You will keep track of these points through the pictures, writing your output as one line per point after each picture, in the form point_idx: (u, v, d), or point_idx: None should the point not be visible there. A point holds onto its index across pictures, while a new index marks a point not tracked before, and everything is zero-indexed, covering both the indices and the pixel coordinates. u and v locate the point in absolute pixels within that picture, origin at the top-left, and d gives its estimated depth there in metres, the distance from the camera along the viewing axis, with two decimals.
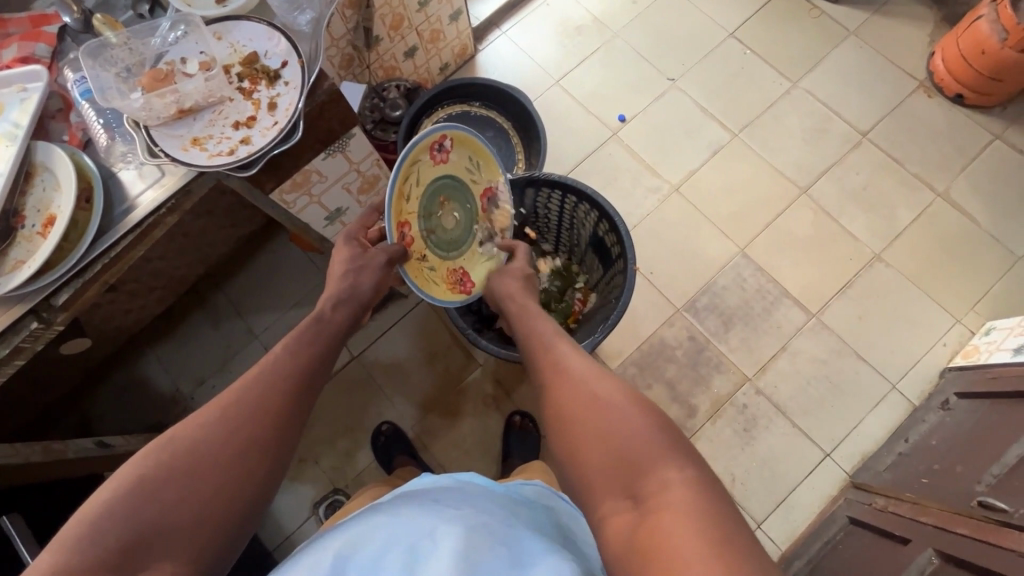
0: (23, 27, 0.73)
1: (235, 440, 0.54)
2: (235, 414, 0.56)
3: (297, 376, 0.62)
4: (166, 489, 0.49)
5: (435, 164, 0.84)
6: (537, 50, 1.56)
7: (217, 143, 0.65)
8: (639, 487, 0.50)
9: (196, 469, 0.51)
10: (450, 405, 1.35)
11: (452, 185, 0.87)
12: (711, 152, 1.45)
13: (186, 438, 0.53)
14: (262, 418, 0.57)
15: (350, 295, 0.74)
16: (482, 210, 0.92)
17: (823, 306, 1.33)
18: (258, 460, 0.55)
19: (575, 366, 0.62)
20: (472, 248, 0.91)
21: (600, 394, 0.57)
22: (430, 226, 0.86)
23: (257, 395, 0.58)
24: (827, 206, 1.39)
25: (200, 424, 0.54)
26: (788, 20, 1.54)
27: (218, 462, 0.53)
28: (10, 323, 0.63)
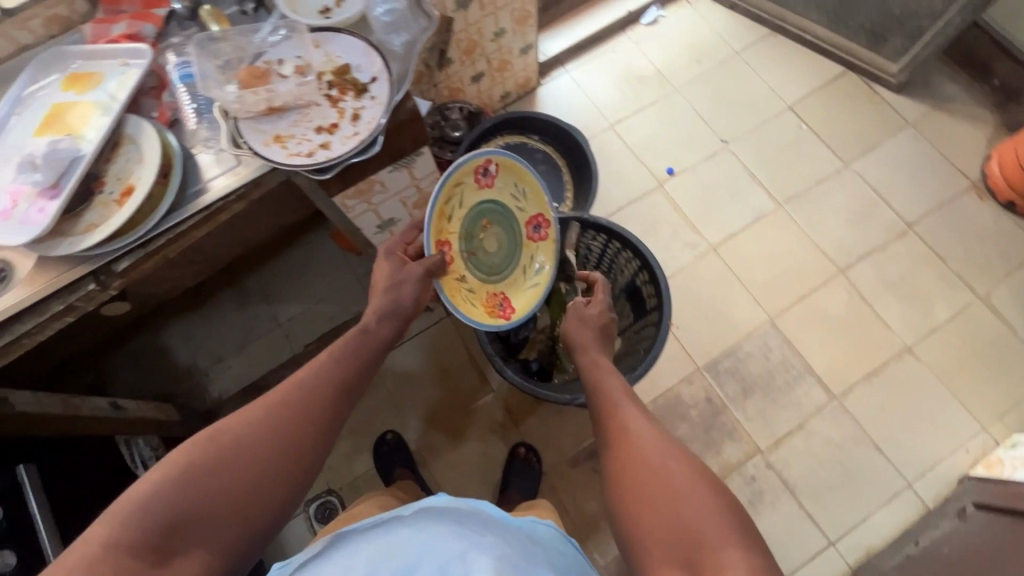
0: (135, 6, 0.78)
1: (277, 441, 0.58)
2: (279, 415, 0.59)
3: (338, 385, 0.66)
4: (214, 480, 0.52)
5: (478, 189, 0.86)
6: (596, 93, 1.60)
7: (297, 143, 0.66)
8: (700, 563, 0.50)
9: (241, 463, 0.55)
10: (456, 425, 1.35)
11: (495, 209, 0.90)
12: (754, 219, 1.46)
13: (232, 434, 0.56)
14: (304, 421, 0.60)
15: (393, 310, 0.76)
16: (528, 236, 0.93)
17: (846, 390, 1.31)
18: (296, 460, 0.58)
19: (643, 434, 0.64)
20: (514, 273, 0.94)
21: (669, 465, 0.58)
22: (472, 248, 0.89)
23: (301, 398, 0.62)
24: (863, 290, 1.38)
25: (247, 420, 0.58)
26: (847, 102, 1.56)
27: (258, 458, 0.56)
28: (69, 282, 0.66)
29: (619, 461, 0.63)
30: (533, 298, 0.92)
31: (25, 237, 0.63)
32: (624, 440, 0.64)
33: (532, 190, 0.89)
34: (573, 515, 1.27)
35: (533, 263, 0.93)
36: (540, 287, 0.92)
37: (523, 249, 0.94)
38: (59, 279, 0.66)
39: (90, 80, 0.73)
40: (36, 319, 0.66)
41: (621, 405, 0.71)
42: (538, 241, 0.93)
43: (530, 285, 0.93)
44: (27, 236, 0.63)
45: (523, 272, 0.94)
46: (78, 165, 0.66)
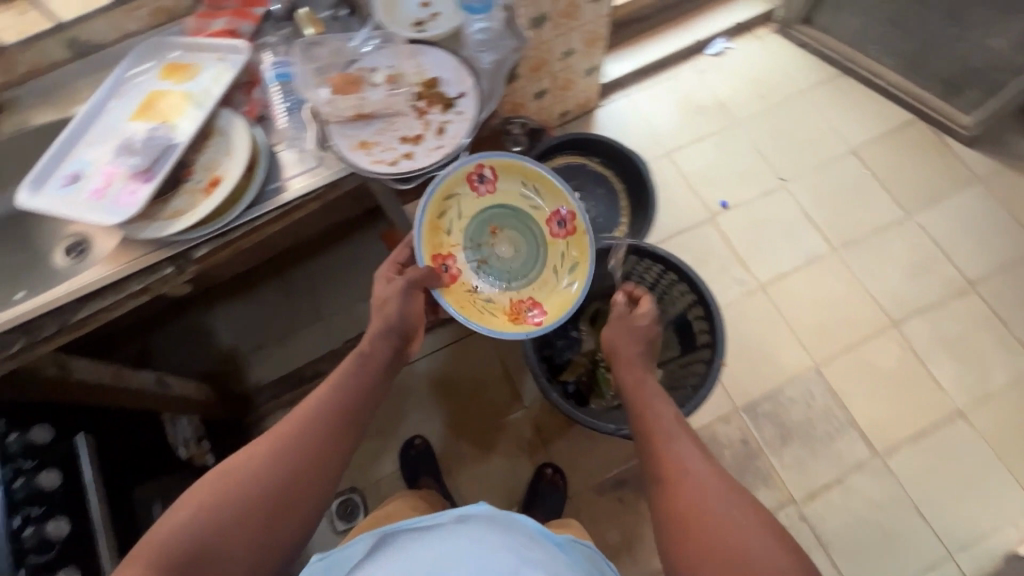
0: (235, 4, 0.81)
1: (288, 461, 0.62)
2: (286, 448, 0.63)
3: (346, 403, 0.69)
4: (231, 502, 0.58)
5: (476, 196, 0.87)
6: (655, 119, 1.60)
7: (382, 151, 0.67)
8: None
9: (254, 483, 0.60)
10: (485, 438, 1.34)
11: (504, 214, 0.90)
12: (806, 261, 1.42)
13: (246, 460, 0.61)
14: (312, 440, 0.64)
15: (398, 327, 0.75)
16: (550, 234, 0.91)
17: (891, 449, 1.26)
18: (309, 476, 0.63)
19: (704, 473, 0.64)
20: (538, 275, 0.91)
21: (740, 520, 0.58)
22: (484, 258, 0.91)
23: (305, 430, 0.65)
24: (916, 345, 1.33)
25: (257, 456, 0.62)
26: (914, 150, 1.51)
27: (271, 478, 0.60)
28: (149, 264, 0.68)
29: (677, 500, 0.63)
30: (564, 299, 0.88)
31: (117, 218, 0.66)
32: (684, 477, 0.64)
33: (540, 187, 0.88)
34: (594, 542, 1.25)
35: (558, 260, 0.91)
36: (569, 286, 0.89)
37: (548, 249, 0.91)
38: (141, 260, 0.68)
39: (188, 71, 0.76)
40: (116, 296, 0.68)
41: (675, 435, 0.70)
42: (559, 239, 0.90)
43: (561, 285, 0.89)
44: (119, 217, 0.66)
45: (550, 273, 0.91)
46: (171, 153, 0.69)
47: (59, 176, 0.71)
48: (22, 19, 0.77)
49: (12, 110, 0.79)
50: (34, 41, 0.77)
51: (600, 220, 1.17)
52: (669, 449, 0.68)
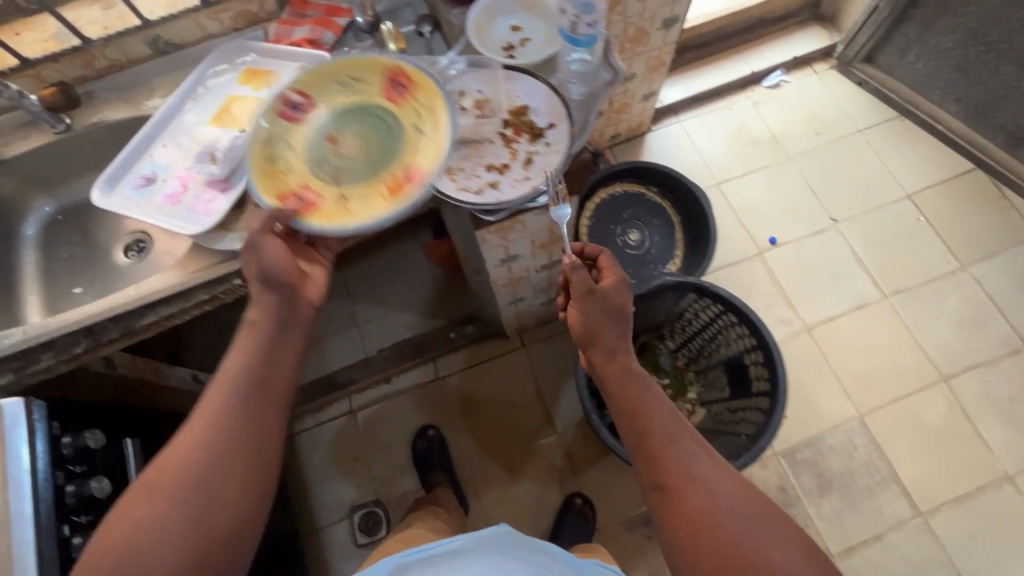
0: (318, 13, 0.80)
1: (192, 495, 0.53)
2: (192, 459, 0.55)
3: (238, 403, 0.58)
4: (141, 556, 0.49)
5: (296, 124, 0.67)
6: (706, 148, 1.58)
7: (466, 177, 0.66)
8: None
9: (154, 533, 0.51)
10: (513, 461, 1.32)
11: (339, 120, 0.68)
12: (855, 306, 1.39)
13: (135, 514, 0.51)
14: (211, 458, 0.55)
15: (281, 287, 0.64)
16: (395, 103, 0.67)
17: (933, 509, 1.22)
18: (226, 498, 0.55)
19: (711, 478, 0.59)
20: (408, 145, 0.65)
21: (763, 534, 0.55)
22: (337, 169, 0.66)
23: (207, 433, 0.56)
24: (965, 403, 1.29)
25: (162, 479, 0.53)
26: (971, 200, 1.47)
27: (178, 520, 0.52)
28: (217, 276, 0.67)
29: (689, 511, 0.57)
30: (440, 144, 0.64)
31: (194, 228, 0.65)
32: (692, 485, 0.58)
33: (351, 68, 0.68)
34: None
35: (420, 116, 0.66)
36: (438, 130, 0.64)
37: (402, 118, 0.67)
38: (208, 270, 0.66)
39: (268, 78, 0.75)
40: (182, 304, 0.68)
41: (669, 430, 0.63)
42: (401, 100, 0.67)
43: (432, 140, 0.65)
44: (197, 227, 0.65)
45: (416, 132, 0.66)
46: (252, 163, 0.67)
47: (134, 176, 0.71)
48: (109, 14, 0.77)
49: (88, 103, 0.78)
50: (118, 35, 0.76)
51: (654, 252, 1.14)
52: (673, 458, 0.61)
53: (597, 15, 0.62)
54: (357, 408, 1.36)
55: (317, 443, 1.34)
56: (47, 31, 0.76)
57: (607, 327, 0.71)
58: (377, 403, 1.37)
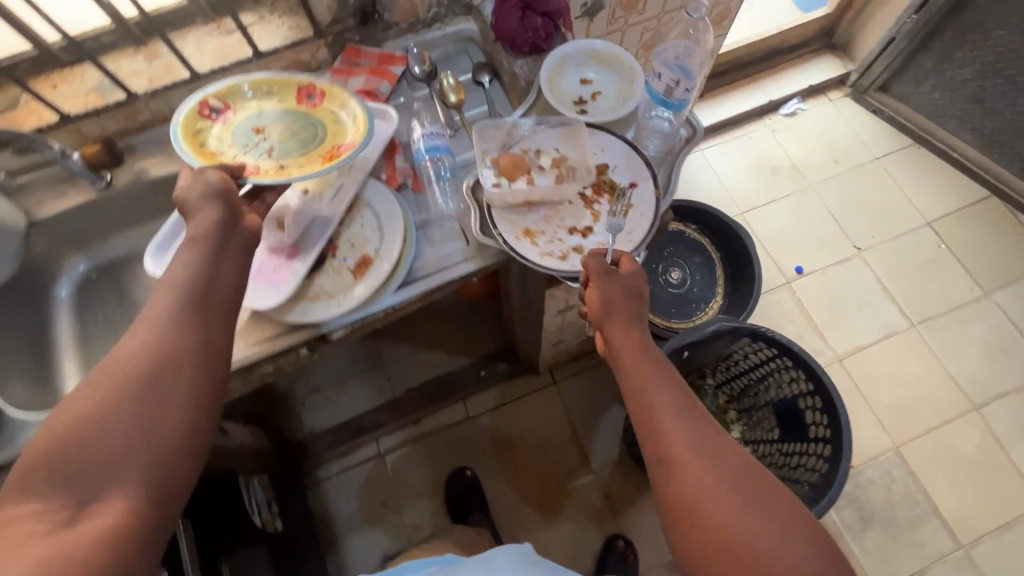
0: (371, 61, 0.77)
1: (140, 389, 0.47)
2: (132, 362, 0.48)
3: (190, 298, 0.53)
4: (82, 447, 0.44)
5: (224, 122, 0.66)
6: (728, 177, 1.58)
7: (548, 241, 0.63)
8: None
9: (94, 431, 0.44)
10: (550, 502, 1.28)
11: (267, 115, 0.68)
12: (884, 336, 1.39)
13: (76, 410, 0.45)
14: (162, 354, 0.49)
15: (232, 207, 0.60)
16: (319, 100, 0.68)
17: (974, 541, 1.22)
18: (179, 396, 0.48)
19: (718, 455, 0.50)
20: (327, 128, 0.66)
21: (777, 534, 0.45)
22: (269, 152, 0.66)
23: (150, 334, 0.49)
24: (998, 432, 1.30)
25: (98, 384, 0.47)
26: (990, 227, 1.49)
27: (127, 416, 0.46)
28: (283, 348, 0.62)
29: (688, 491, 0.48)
30: (360, 122, 0.65)
31: (265, 300, 0.61)
32: (695, 462, 0.49)
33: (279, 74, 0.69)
34: None
35: (337, 105, 0.68)
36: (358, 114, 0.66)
37: (327, 110, 0.68)
38: (275, 342, 0.62)
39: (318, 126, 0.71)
40: (245, 380, 0.63)
41: (679, 406, 0.53)
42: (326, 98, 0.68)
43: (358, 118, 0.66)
44: (267, 300, 0.61)
45: (336, 119, 0.67)
46: (322, 227, 0.65)
47: None
48: (153, 64, 0.73)
49: (129, 157, 0.76)
50: (164, 88, 0.74)
51: (696, 291, 1.13)
52: (681, 433, 0.51)
53: (695, 83, 0.65)
54: (385, 451, 1.32)
55: (345, 488, 1.29)
56: (87, 83, 0.72)
57: (618, 302, 0.59)
58: (406, 445, 1.32)
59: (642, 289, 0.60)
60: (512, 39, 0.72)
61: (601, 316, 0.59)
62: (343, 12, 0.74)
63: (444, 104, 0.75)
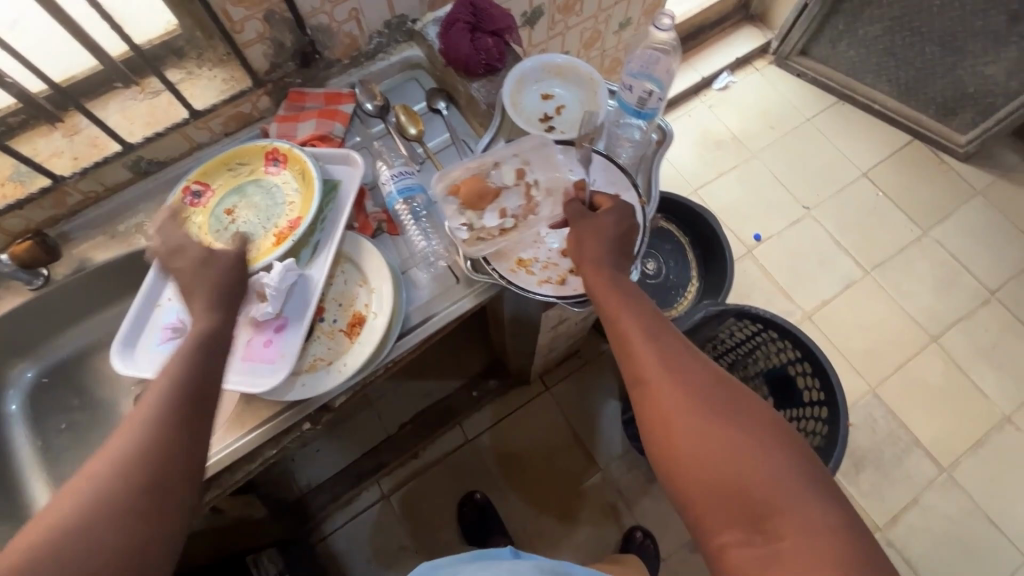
0: (318, 103, 0.73)
1: (129, 508, 0.41)
2: (124, 468, 0.43)
3: (185, 393, 0.48)
4: (51, 573, 0.38)
5: (197, 208, 0.66)
6: (676, 157, 1.62)
7: (543, 268, 0.64)
8: (766, 521, 0.44)
9: (68, 553, 0.39)
10: (564, 508, 1.28)
11: (237, 195, 0.67)
12: (844, 286, 1.47)
13: (56, 523, 0.40)
14: (156, 459, 0.44)
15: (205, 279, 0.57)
16: (282, 173, 0.67)
17: (954, 462, 1.31)
18: (171, 510, 0.44)
19: (685, 373, 0.53)
20: (286, 203, 0.65)
21: (740, 437, 0.48)
22: (235, 233, 0.65)
23: (146, 434, 0.45)
24: (957, 358, 1.40)
25: (85, 494, 0.41)
26: (918, 170, 1.60)
27: (110, 538, 0.40)
28: (285, 427, 0.59)
29: (656, 406, 0.52)
30: (312, 189, 0.64)
31: (260, 382, 0.56)
32: (660, 381, 0.52)
33: (244, 154, 0.68)
34: None
35: (294, 177, 0.66)
36: (311, 183, 0.64)
37: (288, 184, 0.66)
38: (275, 424, 0.58)
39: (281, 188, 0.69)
40: (248, 468, 0.59)
41: (652, 332, 0.56)
42: (287, 171, 0.67)
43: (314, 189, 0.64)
44: (261, 380, 0.56)
45: (295, 190, 0.66)
46: (305, 291, 0.61)
47: (156, 332, 0.62)
48: (75, 140, 0.67)
49: (65, 246, 0.69)
50: (95, 166, 0.66)
51: (673, 278, 1.15)
52: (655, 357, 0.54)
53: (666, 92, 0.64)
54: (390, 492, 1.28)
55: (356, 538, 1.24)
56: (2, 173, 0.65)
57: (587, 241, 0.60)
58: (410, 482, 1.29)
59: (618, 230, 0.61)
60: (465, 63, 0.69)
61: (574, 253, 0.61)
62: (281, 57, 0.69)
63: (405, 138, 0.72)
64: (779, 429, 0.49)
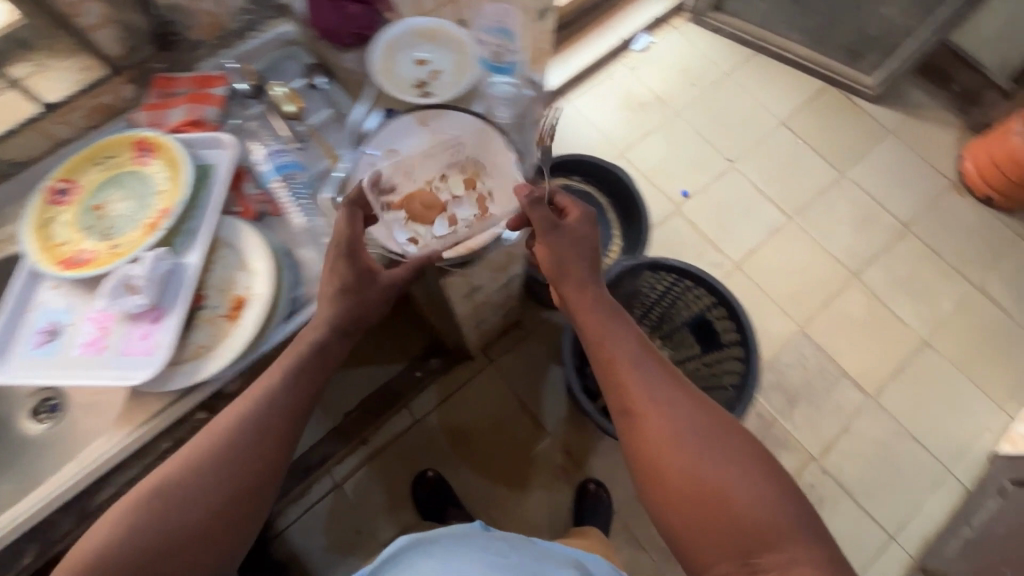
0: (188, 88, 0.71)
1: (233, 489, 0.55)
2: (226, 458, 0.55)
3: (273, 413, 0.58)
4: (172, 521, 0.52)
5: (64, 205, 0.64)
6: (601, 121, 1.63)
7: (429, 238, 0.65)
8: (752, 547, 0.54)
9: (187, 510, 0.53)
10: (516, 476, 1.30)
11: (105, 189, 0.65)
12: (769, 233, 1.52)
13: (182, 477, 0.54)
14: (250, 461, 0.56)
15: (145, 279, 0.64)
16: (151, 163, 0.65)
17: (879, 388, 1.39)
18: (253, 505, 0.56)
19: (674, 413, 0.61)
20: (156, 193, 0.63)
21: (729, 472, 0.57)
22: (104, 228, 0.63)
23: (246, 438, 0.56)
24: (878, 291, 1.47)
25: (199, 464, 0.54)
26: (832, 115, 1.65)
27: (209, 508, 0.54)
28: (174, 419, 0.58)
29: (650, 439, 0.60)
30: (181, 177, 0.63)
31: (138, 374, 0.56)
32: (655, 420, 0.61)
33: (111, 146, 0.66)
34: (651, 551, 1.26)
35: (163, 167, 0.64)
36: (181, 170, 0.63)
37: (157, 174, 0.64)
38: (166, 416, 0.58)
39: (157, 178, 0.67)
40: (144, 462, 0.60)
41: (640, 369, 0.64)
42: (156, 160, 0.65)
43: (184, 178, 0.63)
44: (139, 372, 0.56)
45: (165, 180, 0.63)
46: (182, 281, 0.59)
47: (30, 333, 0.59)
48: None
49: None
50: None
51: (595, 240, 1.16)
52: (643, 392, 0.62)
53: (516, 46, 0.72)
54: (342, 480, 1.28)
55: (311, 529, 1.24)
56: None
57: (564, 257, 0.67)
58: (362, 468, 1.29)
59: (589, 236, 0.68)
60: (334, 33, 0.69)
61: (555, 274, 0.68)
62: (135, 39, 0.70)
63: (282, 117, 0.70)
64: (756, 457, 0.58)
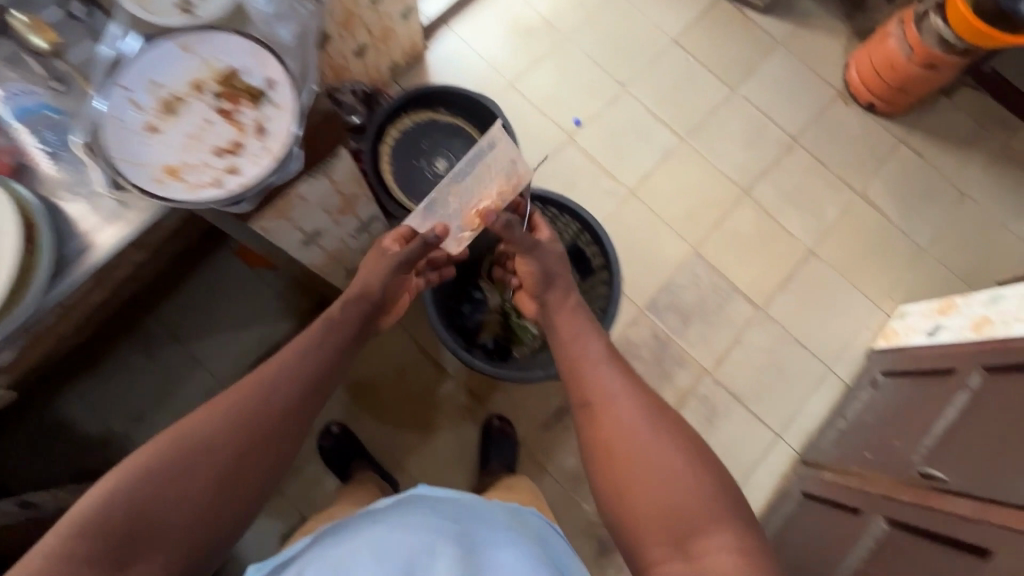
0: None
1: (233, 452, 0.64)
2: (229, 424, 0.65)
3: (280, 393, 0.69)
4: (173, 475, 0.60)
5: None
6: (487, 51, 1.54)
7: (198, 172, 0.66)
8: (683, 531, 0.63)
9: (194, 467, 0.61)
10: (421, 419, 1.31)
11: None
12: (663, 156, 1.51)
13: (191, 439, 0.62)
14: (252, 434, 0.65)
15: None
16: None
17: (768, 300, 1.44)
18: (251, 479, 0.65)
19: (625, 410, 0.74)
20: None
21: (671, 463, 0.68)
22: None
23: (248, 409, 0.66)
24: (767, 206, 1.50)
25: (206, 428, 0.63)
26: (723, 29, 1.62)
27: (206, 471, 0.61)
28: None
29: (604, 429, 0.74)
30: None
31: None
32: (610, 414, 0.74)
33: None
34: (557, 474, 1.31)
35: None
36: None
37: None
38: None
39: None
40: None
41: (602, 371, 0.80)
42: None
43: None
44: None
45: None
46: None
47: None
48: None
49: None
50: None
51: None
52: (602, 391, 0.77)
53: None
54: None
55: None
56: None
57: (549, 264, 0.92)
58: None
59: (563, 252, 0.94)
60: None
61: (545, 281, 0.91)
62: None
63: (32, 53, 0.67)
64: (702, 455, 0.69)
